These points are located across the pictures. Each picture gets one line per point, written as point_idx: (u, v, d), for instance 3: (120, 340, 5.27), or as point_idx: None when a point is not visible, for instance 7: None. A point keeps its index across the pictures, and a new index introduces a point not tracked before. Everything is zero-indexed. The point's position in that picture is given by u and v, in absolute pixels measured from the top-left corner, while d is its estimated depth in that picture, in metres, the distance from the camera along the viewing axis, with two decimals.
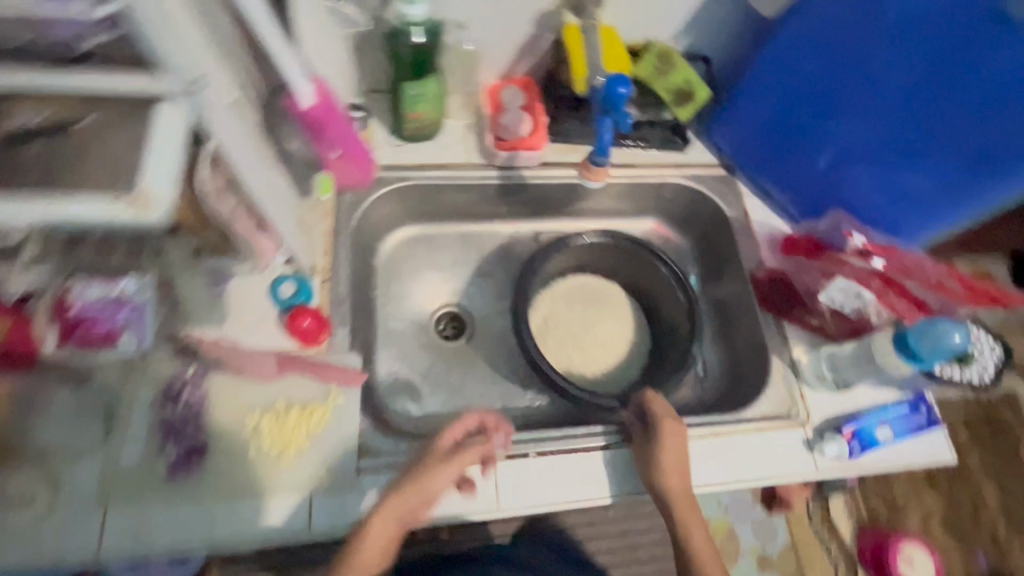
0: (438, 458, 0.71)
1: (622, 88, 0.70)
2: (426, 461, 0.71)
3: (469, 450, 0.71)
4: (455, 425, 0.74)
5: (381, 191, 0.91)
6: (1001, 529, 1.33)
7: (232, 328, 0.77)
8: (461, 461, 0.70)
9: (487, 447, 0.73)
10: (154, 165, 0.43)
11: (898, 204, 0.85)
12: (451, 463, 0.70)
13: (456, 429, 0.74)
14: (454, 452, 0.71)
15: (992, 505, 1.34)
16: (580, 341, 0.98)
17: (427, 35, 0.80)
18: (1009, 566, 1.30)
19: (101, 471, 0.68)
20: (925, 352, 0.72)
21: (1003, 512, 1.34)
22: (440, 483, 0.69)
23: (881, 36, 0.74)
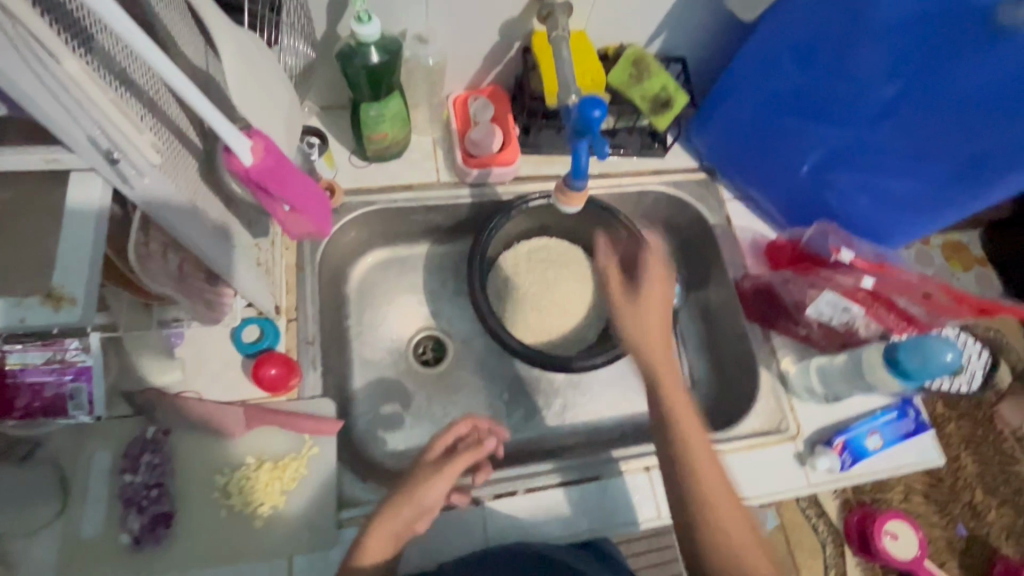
0: (427, 471, 0.65)
1: (597, 112, 0.65)
2: (417, 473, 0.65)
3: (461, 459, 0.65)
4: (446, 434, 0.68)
5: (349, 217, 0.86)
6: (978, 495, 1.12)
7: (195, 379, 0.72)
8: (451, 471, 0.64)
9: (479, 452, 0.66)
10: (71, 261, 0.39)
11: (885, 210, 0.82)
12: (443, 471, 0.64)
13: (450, 438, 0.68)
14: (444, 462, 0.65)
15: (970, 470, 1.14)
16: (538, 305, 0.92)
17: (384, 53, 0.74)
18: (987, 532, 1.11)
19: (59, 547, 0.63)
20: (916, 367, 0.71)
21: (982, 475, 1.13)
22: (427, 500, 0.62)
23: (867, 42, 0.69)
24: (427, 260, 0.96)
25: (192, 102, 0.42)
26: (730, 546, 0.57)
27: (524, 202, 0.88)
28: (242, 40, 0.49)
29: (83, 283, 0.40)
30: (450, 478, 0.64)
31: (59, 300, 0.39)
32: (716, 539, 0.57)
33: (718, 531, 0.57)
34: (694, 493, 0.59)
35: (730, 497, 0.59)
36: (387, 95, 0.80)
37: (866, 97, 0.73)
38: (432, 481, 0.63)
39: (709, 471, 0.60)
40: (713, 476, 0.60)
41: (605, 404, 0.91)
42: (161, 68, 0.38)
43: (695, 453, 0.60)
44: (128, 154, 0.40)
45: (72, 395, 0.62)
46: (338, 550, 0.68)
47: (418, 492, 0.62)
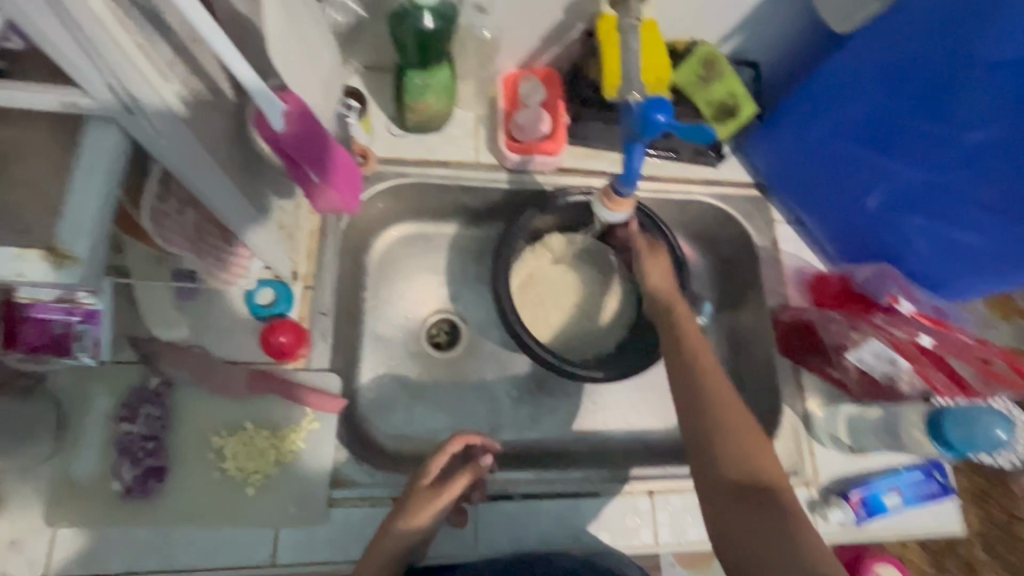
0: (420, 493, 0.65)
1: (660, 115, 0.58)
2: (414, 496, 0.65)
3: (457, 482, 0.66)
4: (441, 455, 0.67)
5: (379, 187, 0.82)
6: None
7: (203, 334, 0.69)
8: (449, 497, 0.65)
9: (473, 471, 0.67)
10: (74, 215, 0.36)
11: (947, 259, 0.76)
12: (438, 499, 0.64)
13: (442, 461, 0.68)
14: (441, 484, 0.66)
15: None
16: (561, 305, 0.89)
17: (439, 19, 0.69)
18: None
19: (51, 485, 0.63)
20: (959, 440, 0.66)
21: None
22: (426, 524, 0.64)
23: (963, 81, 0.61)
24: (453, 241, 0.92)
25: (225, 57, 0.39)
26: (754, 471, 0.55)
27: (563, 197, 0.83)
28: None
29: (87, 240, 0.37)
30: (447, 504, 0.65)
31: (63, 257, 0.36)
32: (738, 463, 0.55)
33: (734, 455, 0.56)
34: (713, 419, 0.58)
35: (750, 430, 0.57)
36: (435, 65, 0.75)
37: (951, 140, 0.65)
38: (427, 501, 0.64)
39: (726, 398, 0.59)
40: (734, 412, 0.58)
41: (614, 415, 0.88)
42: (188, 12, 0.35)
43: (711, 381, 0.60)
44: (154, 113, 0.38)
45: (78, 336, 0.60)
46: (325, 529, 0.67)
47: (413, 517, 0.63)
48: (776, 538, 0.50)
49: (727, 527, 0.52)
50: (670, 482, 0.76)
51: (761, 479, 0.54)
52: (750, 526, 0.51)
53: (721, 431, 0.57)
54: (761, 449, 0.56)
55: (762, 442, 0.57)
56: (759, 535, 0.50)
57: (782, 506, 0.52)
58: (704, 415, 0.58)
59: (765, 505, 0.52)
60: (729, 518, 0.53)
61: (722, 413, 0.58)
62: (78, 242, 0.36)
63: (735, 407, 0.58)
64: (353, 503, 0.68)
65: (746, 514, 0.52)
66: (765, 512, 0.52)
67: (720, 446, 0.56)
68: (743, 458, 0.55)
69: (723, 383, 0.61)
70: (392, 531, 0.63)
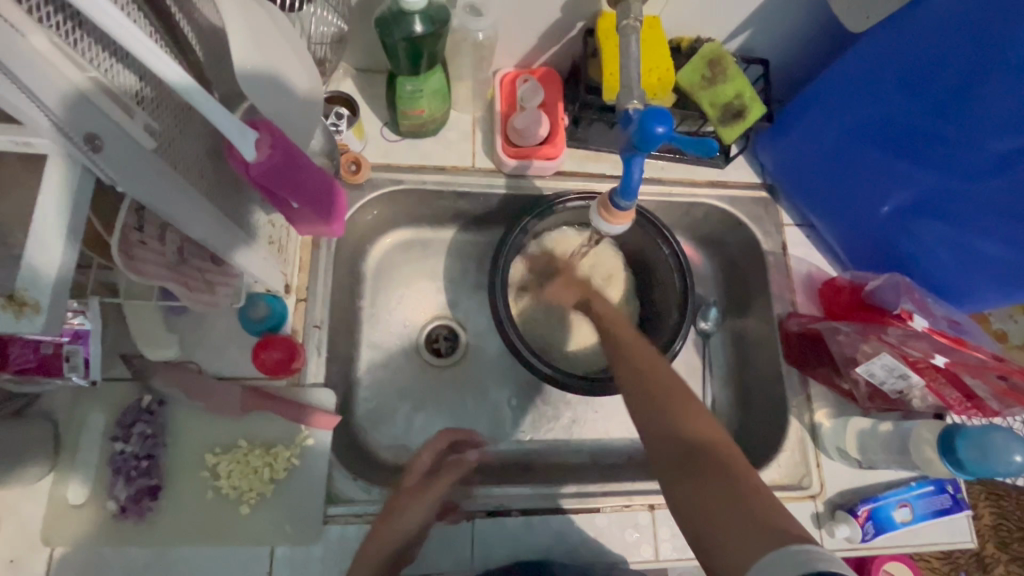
0: (407, 495, 0.69)
1: (660, 127, 0.55)
2: (400, 492, 0.69)
3: (445, 476, 0.71)
4: (425, 452, 0.74)
5: (373, 194, 0.80)
6: (984, 544, 0.99)
7: (197, 349, 0.70)
8: (437, 492, 0.70)
9: (461, 465, 0.73)
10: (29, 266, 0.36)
11: (966, 269, 0.72)
12: (426, 492, 0.69)
13: (428, 456, 0.74)
14: (430, 478, 0.71)
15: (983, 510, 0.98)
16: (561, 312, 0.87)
17: (428, 22, 0.67)
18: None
19: (47, 505, 0.63)
20: (972, 458, 0.64)
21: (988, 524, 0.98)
22: (411, 525, 0.67)
23: (992, 81, 0.58)
24: (451, 247, 0.90)
25: (156, 69, 0.35)
26: (693, 439, 0.51)
27: (561, 202, 0.80)
28: (250, 7, 0.45)
29: (49, 289, 0.37)
30: (435, 498, 0.69)
31: (20, 304, 0.36)
32: (680, 429, 0.52)
33: (673, 427, 0.53)
34: (658, 399, 0.56)
35: (692, 405, 0.54)
36: (429, 70, 0.73)
37: (975, 144, 0.62)
38: (414, 501, 0.68)
39: (664, 379, 0.58)
40: (676, 390, 0.56)
41: (616, 424, 0.86)
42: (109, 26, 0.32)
43: (649, 368, 0.60)
44: (111, 139, 0.36)
45: (68, 356, 0.59)
46: (320, 546, 0.66)
47: (400, 517, 0.67)
48: (730, 496, 0.46)
49: (687, 502, 0.48)
50: None
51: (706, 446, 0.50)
52: (705, 493, 0.47)
53: (663, 412, 0.55)
54: (699, 417, 0.53)
55: (696, 404, 0.54)
56: (715, 498, 0.46)
57: (730, 462, 0.48)
58: (648, 398, 0.56)
59: (711, 465, 0.49)
60: (685, 494, 0.48)
61: (657, 388, 0.57)
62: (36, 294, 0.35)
63: (670, 382, 0.57)
64: (349, 519, 0.68)
65: (696, 481, 0.48)
66: (722, 473, 0.48)
67: (659, 420, 0.54)
68: (682, 423, 0.53)
69: (663, 366, 0.60)
70: (385, 532, 0.66)
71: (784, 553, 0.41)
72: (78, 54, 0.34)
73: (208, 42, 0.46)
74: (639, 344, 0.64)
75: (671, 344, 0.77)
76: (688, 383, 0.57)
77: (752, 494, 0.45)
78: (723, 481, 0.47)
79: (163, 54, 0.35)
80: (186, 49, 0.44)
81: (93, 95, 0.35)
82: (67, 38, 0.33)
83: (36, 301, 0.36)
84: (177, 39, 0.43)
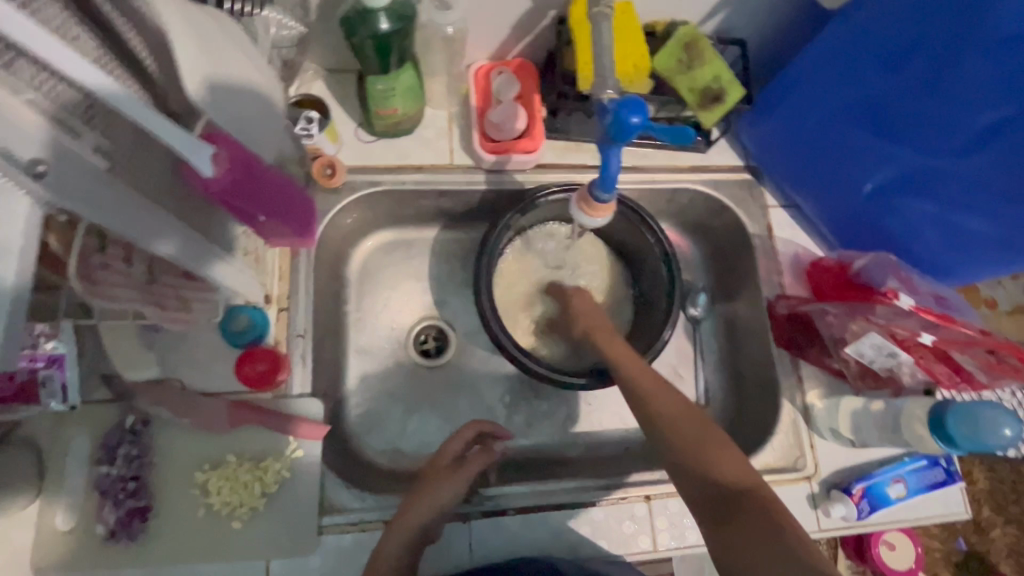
0: (438, 477, 0.69)
1: (635, 117, 0.55)
2: (429, 476, 0.69)
3: (472, 464, 0.70)
4: (455, 438, 0.73)
5: (352, 198, 0.79)
6: (982, 509, 1.00)
7: (177, 366, 0.68)
8: (467, 477, 0.69)
9: (489, 455, 0.72)
10: None
11: (951, 245, 0.72)
12: (457, 478, 0.68)
13: (457, 443, 0.73)
14: (459, 465, 0.70)
15: (978, 478, 1.00)
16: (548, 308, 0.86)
17: (395, 19, 0.65)
18: (988, 542, 1.00)
19: (36, 532, 0.62)
20: (962, 435, 0.64)
21: (983, 492, 1.00)
22: (440, 505, 0.66)
23: (973, 57, 0.57)
24: (435, 246, 0.89)
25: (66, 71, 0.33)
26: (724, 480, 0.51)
27: (543, 196, 0.78)
28: (194, 14, 0.42)
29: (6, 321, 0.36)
30: (463, 483, 0.68)
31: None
32: (712, 470, 0.53)
33: (704, 469, 0.53)
34: (683, 442, 0.56)
35: (722, 446, 0.55)
36: (399, 68, 0.71)
37: (956, 122, 0.61)
38: (446, 481, 0.68)
39: (684, 418, 0.58)
40: (702, 432, 0.57)
41: (609, 415, 0.86)
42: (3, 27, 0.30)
43: (668, 407, 0.60)
44: (56, 160, 0.35)
45: (43, 382, 0.58)
46: (316, 557, 0.66)
47: (432, 498, 0.66)
48: (768, 529, 0.45)
49: (721, 538, 0.47)
50: (667, 486, 0.74)
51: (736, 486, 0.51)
52: (741, 530, 0.46)
53: (691, 455, 0.55)
54: (728, 457, 0.54)
55: (727, 448, 0.55)
56: (751, 532, 0.45)
57: (767, 501, 0.48)
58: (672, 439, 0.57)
59: (745, 506, 0.48)
60: (719, 534, 0.48)
61: (686, 435, 0.57)
62: None
63: (694, 425, 0.57)
64: (344, 528, 0.67)
65: (732, 522, 0.48)
66: (754, 510, 0.47)
67: (691, 466, 0.54)
68: (714, 469, 0.53)
69: (684, 406, 0.60)
70: (408, 517, 0.65)
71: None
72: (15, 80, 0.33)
73: None
74: (649, 376, 0.64)
75: (661, 333, 0.76)
76: (713, 423, 0.58)
77: (788, 525, 0.45)
78: (760, 518, 0.46)
79: (71, 54, 0.33)
80: (136, 63, 0.42)
81: (38, 124, 0.34)
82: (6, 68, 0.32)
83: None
84: (126, 52, 0.41)
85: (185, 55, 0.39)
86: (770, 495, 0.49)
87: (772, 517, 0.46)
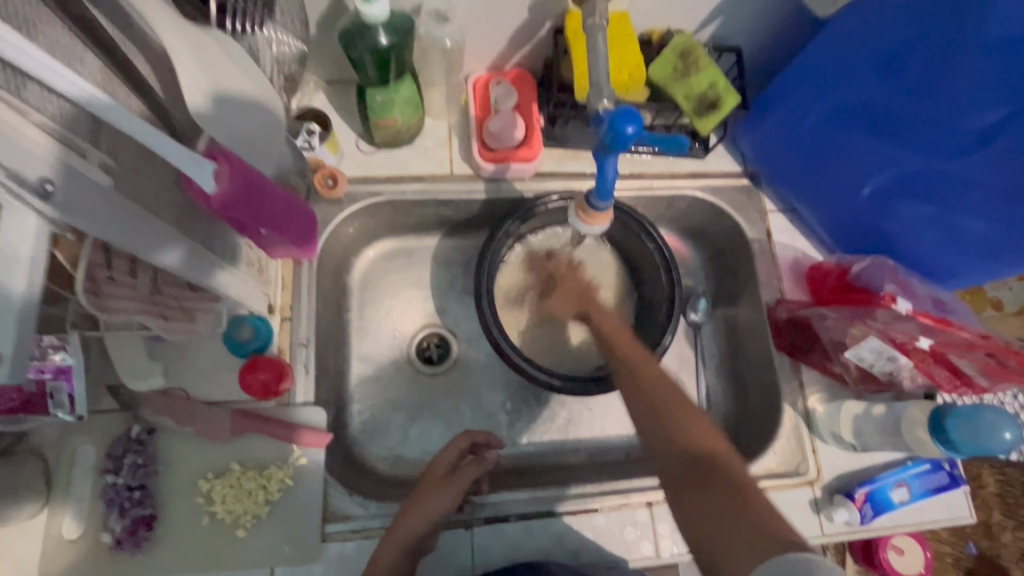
0: (428, 488, 0.69)
1: (629, 127, 0.55)
2: (420, 487, 0.69)
3: (465, 474, 0.71)
4: (447, 449, 0.73)
5: (353, 207, 0.80)
6: (991, 513, 0.99)
7: (182, 376, 0.69)
8: (457, 489, 0.69)
9: (482, 464, 0.72)
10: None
11: (952, 247, 0.72)
12: (448, 490, 0.68)
13: (449, 454, 0.73)
14: (450, 475, 0.71)
15: (987, 483, 0.99)
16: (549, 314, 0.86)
17: (393, 33, 0.66)
18: (997, 546, 0.99)
19: (44, 541, 0.63)
20: (963, 440, 0.64)
21: (992, 495, 0.99)
22: (432, 517, 0.67)
23: (969, 59, 0.57)
24: (436, 254, 0.90)
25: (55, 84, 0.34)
26: (694, 446, 0.51)
27: (542, 204, 0.79)
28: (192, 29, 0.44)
29: (12, 336, 0.37)
30: (453, 496, 0.69)
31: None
32: (682, 437, 0.52)
33: (675, 434, 0.53)
34: (658, 407, 0.56)
35: (693, 413, 0.54)
36: (398, 79, 0.72)
37: (954, 124, 0.61)
38: (436, 494, 0.68)
39: (661, 385, 0.58)
40: (677, 399, 0.56)
41: (611, 420, 0.86)
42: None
43: (648, 376, 0.60)
44: (63, 180, 0.36)
45: (51, 393, 0.59)
46: (319, 565, 0.66)
47: (424, 507, 0.67)
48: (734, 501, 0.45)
49: (687, 507, 0.47)
50: None
51: (704, 451, 0.50)
52: (706, 501, 0.46)
53: (664, 420, 0.54)
54: (698, 424, 0.53)
55: (699, 416, 0.54)
56: (718, 504, 0.45)
57: (735, 473, 0.48)
58: (648, 403, 0.57)
59: (714, 473, 0.48)
60: (686, 502, 0.48)
61: (665, 403, 0.56)
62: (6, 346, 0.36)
63: (668, 390, 0.57)
64: (347, 536, 0.68)
65: (700, 491, 0.47)
66: (720, 479, 0.47)
67: (660, 430, 0.54)
68: (687, 436, 0.52)
69: (661, 374, 0.60)
70: (404, 524, 0.66)
71: (784, 553, 0.39)
72: (24, 103, 0.34)
73: (166, 75, 0.46)
74: (634, 351, 0.65)
75: (661, 339, 0.76)
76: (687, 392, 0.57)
77: (756, 501, 0.45)
78: (726, 487, 0.46)
79: (60, 67, 0.33)
80: (141, 83, 0.44)
81: (46, 145, 0.35)
82: (11, 89, 0.33)
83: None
84: (130, 73, 0.42)
85: (180, 66, 0.43)
86: (737, 465, 0.49)
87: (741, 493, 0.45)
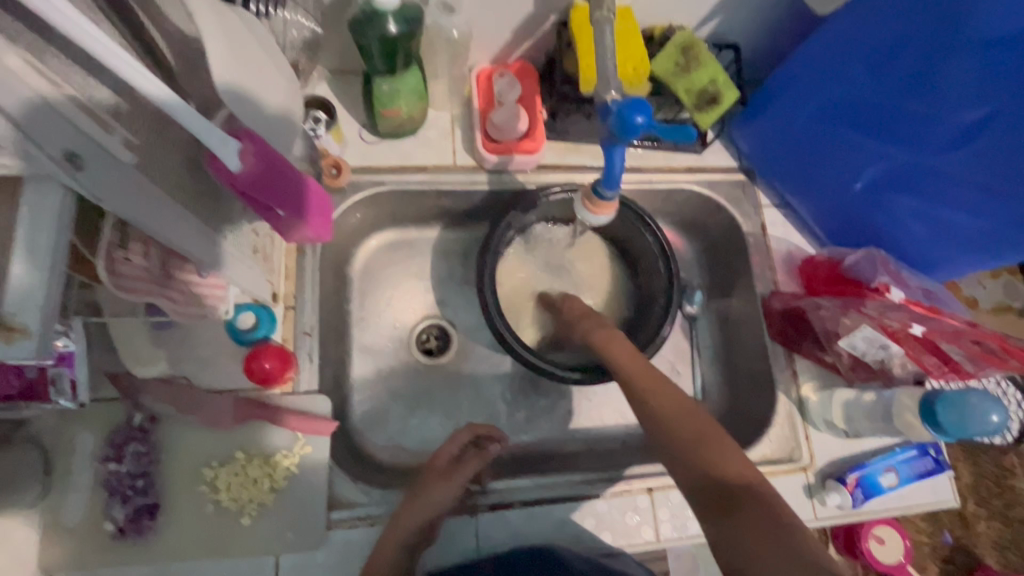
0: (434, 477, 0.70)
1: (639, 117, 0.57)
2: (424, 479, 0.70)
3: (468, 465, 0.72)
4: (449, 442, 0.74)
5: (356, 197, 0.80)
6: (967, 504, 1.03)
7: (185, 365, 0.69)
8: (460, 482, 0.70)
9: (484, 456, 0.73)
10: (21, 294, 0.36)
11: (939, 240, 0.75)
12: (451, 479, 0.70)
13: (451, 446, 0.74)
14: (453, 469, 0.72)
15: (963, 474, 1.03)
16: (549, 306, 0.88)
17: (402, 22, 0.67)
18: (972, 536, 1.02)
19: (42, 530, 0.62)
20: (951, 422, 0.67)
21: (967, 486, 1.03)
22: (435, 507, 0.68)
23: (955, 58, 0.60)
24: (436, 246, 0.90)
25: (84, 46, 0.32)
26: (723, 478, 0.53)
27: (544, 196, 0.80)
28: (217, 10, 0.44)
29: (39, 312, 0.37)
30: (453, 490, 0.69)
31: (11, 330, 0.36)
32: (715, 467, 0.54)
33: (705, 464, 0.55)
34: (683, 435, 0.58)
35: (718, 441, 0.56)
36: (405, 69, 0.73)
37: (941, 119, 0.64)
38: (437, 485, 0.69)
39: (683, 412, 0.60)
40: (705, 427, 0.58)
41: (609, 411, 0.88)
42: None
43: (665, 403, 0.62)
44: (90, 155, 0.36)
45: (53, 380, 0.57)
46: (324, 552, 0.66)
47: (427, 500, 0.68)
48: (766, 526, 0.47)
49: (720, 534, 0.49)
50: (668, 477, 0.76)
51: (734, 481, 0.52)
52: (741, 528, 0.48)
53: (694, 448, 0.56)
54: (725, 452, 0.55)
55: (732, 447, 0.56)
56: (750, 528, 0.47)
57: (769, 500, 0.50)
58: (672, 430, 0.59)
59: (744, 501, 0.50)
60: (719, 526, 0.49)
61: (686, 430, 0.58)
62: (30, 319, 0.36)
63: (688, 418, 0.59)
64: (352, 523, 0.68)
65: (732, 518, 0.49)
66: (753, 506, 0.49)
67: (690, 455, 0.56)
68: (716, 466, 0.54)
69: (677, 398, 0.62)
70: (405, 514, 0.66)
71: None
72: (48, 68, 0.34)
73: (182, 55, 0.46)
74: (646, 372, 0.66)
75: (659, 328, 0.78)
76: (712, 420, 0.59)
77: (789, 524, 0.47)
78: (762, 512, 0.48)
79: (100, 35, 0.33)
80: (160, 62, 0.44)
81: (62, 107, 0.34)
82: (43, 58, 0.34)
83: (26, 328, 0.36)
84: (151, 53, 0.43)
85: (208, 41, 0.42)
86: (769, 490, 0.51)
87: (775, 517, 0.47)
